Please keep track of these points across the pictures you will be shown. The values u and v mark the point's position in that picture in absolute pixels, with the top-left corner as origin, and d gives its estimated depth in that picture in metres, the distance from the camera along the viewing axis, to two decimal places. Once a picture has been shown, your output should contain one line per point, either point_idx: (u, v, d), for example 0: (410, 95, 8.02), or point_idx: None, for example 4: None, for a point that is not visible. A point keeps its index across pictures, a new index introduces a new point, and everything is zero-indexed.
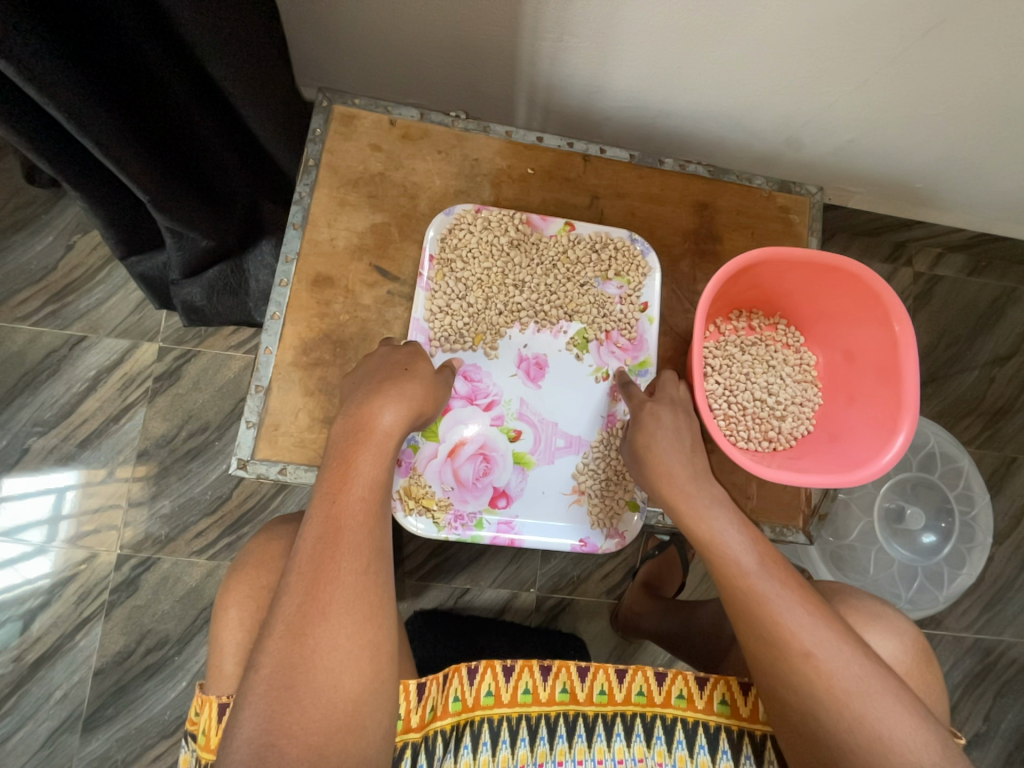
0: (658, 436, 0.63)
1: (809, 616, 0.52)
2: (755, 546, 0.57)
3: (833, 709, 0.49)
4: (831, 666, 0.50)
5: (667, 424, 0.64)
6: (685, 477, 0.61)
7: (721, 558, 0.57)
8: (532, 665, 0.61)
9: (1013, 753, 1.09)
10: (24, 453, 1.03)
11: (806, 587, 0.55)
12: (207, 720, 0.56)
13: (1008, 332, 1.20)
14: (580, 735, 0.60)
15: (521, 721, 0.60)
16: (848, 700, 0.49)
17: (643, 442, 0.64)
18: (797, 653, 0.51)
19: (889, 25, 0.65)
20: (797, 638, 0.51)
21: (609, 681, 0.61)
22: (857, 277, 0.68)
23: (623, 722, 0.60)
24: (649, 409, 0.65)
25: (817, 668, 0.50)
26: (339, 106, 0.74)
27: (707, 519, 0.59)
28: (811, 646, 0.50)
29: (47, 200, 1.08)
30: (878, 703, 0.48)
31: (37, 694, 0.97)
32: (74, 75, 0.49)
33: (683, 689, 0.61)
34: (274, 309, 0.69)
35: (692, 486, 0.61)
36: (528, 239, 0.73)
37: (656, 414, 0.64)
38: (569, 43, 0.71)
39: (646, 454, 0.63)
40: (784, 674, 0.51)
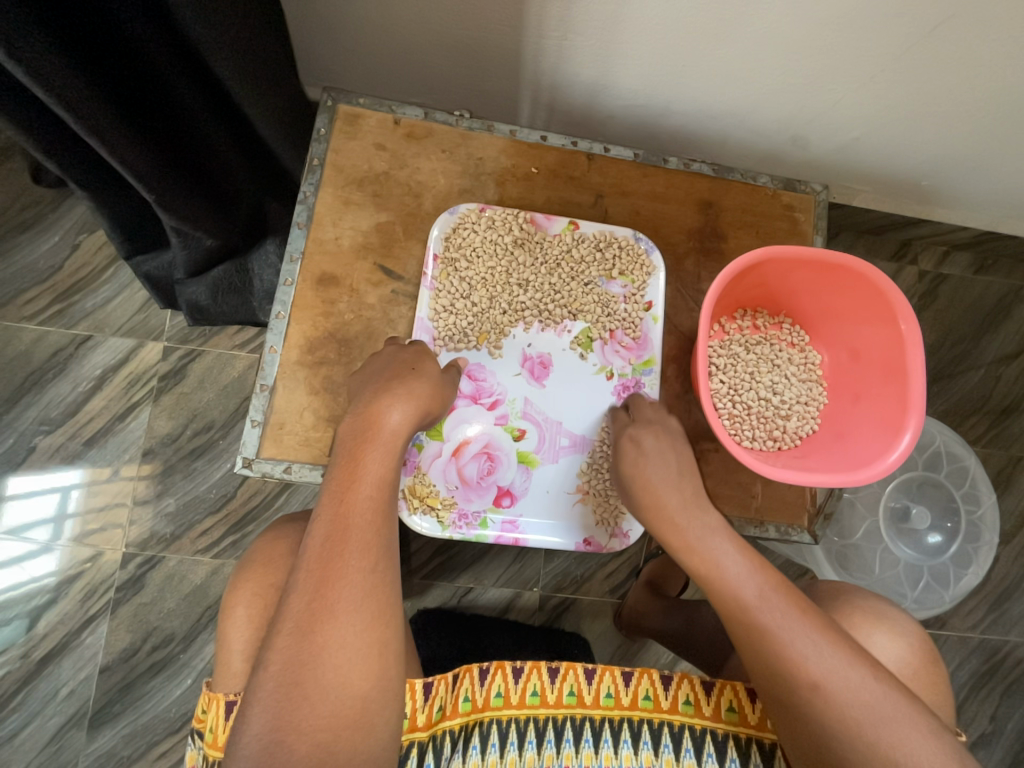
0: (646, 464, 0.64)
1: (813, 643, 0.52)
2: (753, 574, 0.57)
3: (847, 739, 0.49)
4: (840, 694, 0.49)
5: (651, 450, 0.65)
6: (676, 506, 0.62)
7: (722, 589, 0.57)
8: (540, 666, 0.61)
9: (1019, 753, 1.09)
10: (30, 452, 1.03)
11: (811, 610, 0.54)
12: (214, 718, 0.57)
13: (1014, 331, 1.19)
14: (587, 740, 0.59)
15: (529, 724, 0.60)
16: (861, 730, 0.48)
17: (632, 473, 0.64)
18: (806, 685, 0.50)
19: (894, 23, 0.64)
20: (803, 669, 0.51)
21: (615, 685, 0.61)
22: (862, 275, 0.68)
23: (629, 727, 0.60)
24: (629, 436, 0.66)
25: (827, 698, 0.49)
26: (343, 105, 0.74)
27: (703, 550, 0.59)
28: (819, 676, 0.50)
29: (53, 200, 1.08)
30: (892, 729, 0.48)
31: (43, 692, 0.98)
32: (79, 77, 0.49)
33: (689, 695, 0.61)
34: (279, 309, 0.69)
35: (682, 517, 0.61)
36: (532, 239, 0.73)
37: (637, 440, 0.66)
38: (572, 42, 0.71)
39: (639, 485, 0.63)
40: (795, 708, 0.51)
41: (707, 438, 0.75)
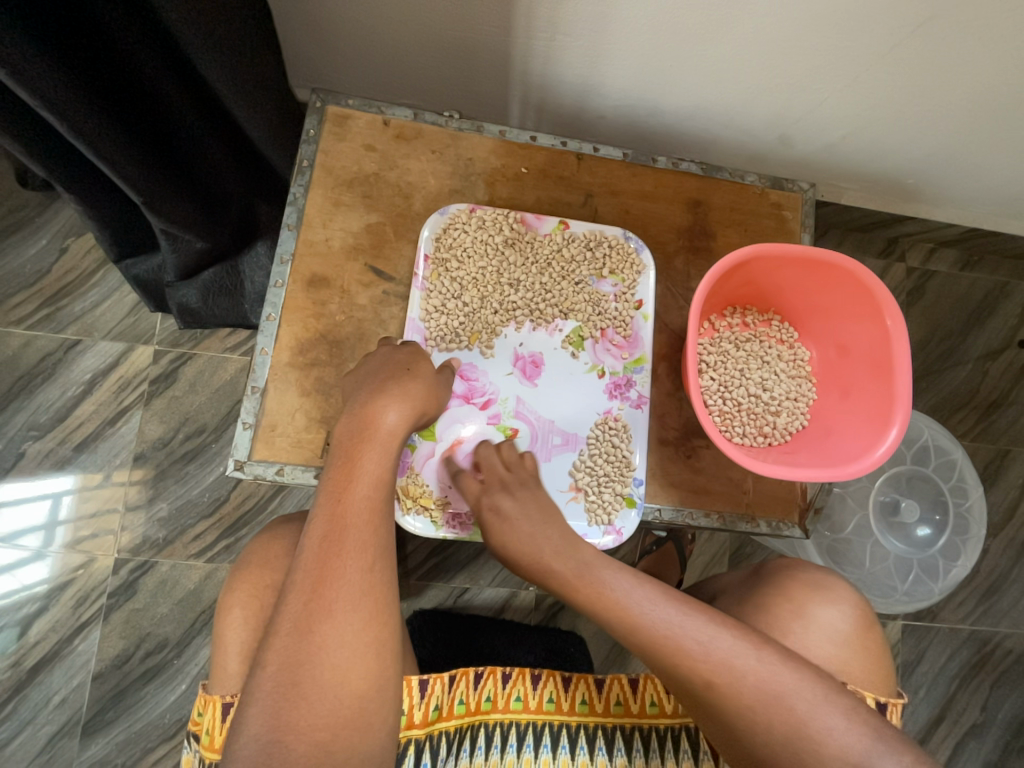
0: (513, 529, 0.61)
1: (699, 644, 0.51)
2: (638, 592, 0.55)
3: (747, 724, 0.50)
4: (734, 687, 0.50)
5: (510, 512, 0.61)
6: (549, 550, 0.59)
7: (608, 612, 0.55)
8: (525, 673, 0.62)
9: (1010, 743, 1.10)
10: (19, 458, 1.03)
11: (699, 607, 0.54)
12: (210, 721, 0.58)
13: (1001, 327, 1.21)
14: (563, 746, 0.61)
15: (512, 727, 0.61)
16: (756, 715, 0.50)
17: (502, 544, 0.61)
18: (699, 685, 0.51)
19: (877, 23, 0.65)
20: (696, 669, 0.51)
21: (590, 692, 0.62)
22: (849, 272, 0.69)
23: (603, 735, 0.61)
24: (489, 506, 0.62)
25: (720, 693, 0.51)
26: (332, 106, 0.74)
27: (588, 578, 0.56)
28: (709, 676, 0.51)
29: (40, 204, 1.08)
30: (784, 709, 0.50)
31: (35, 700, 0.97)
32: (65, 79, 0.49)
33: (653, 696, 0.62)
34: (270, 311, 0.69)
35: (556, 562, 0.58)
36: (523, 238, 0.73)
37: (496, 508, 0.62)
38: (561, 43, 0.71)
39: (513, 550, 0.60)
40: (699, 701, 0.52)
41: (699, 435, 0.75)
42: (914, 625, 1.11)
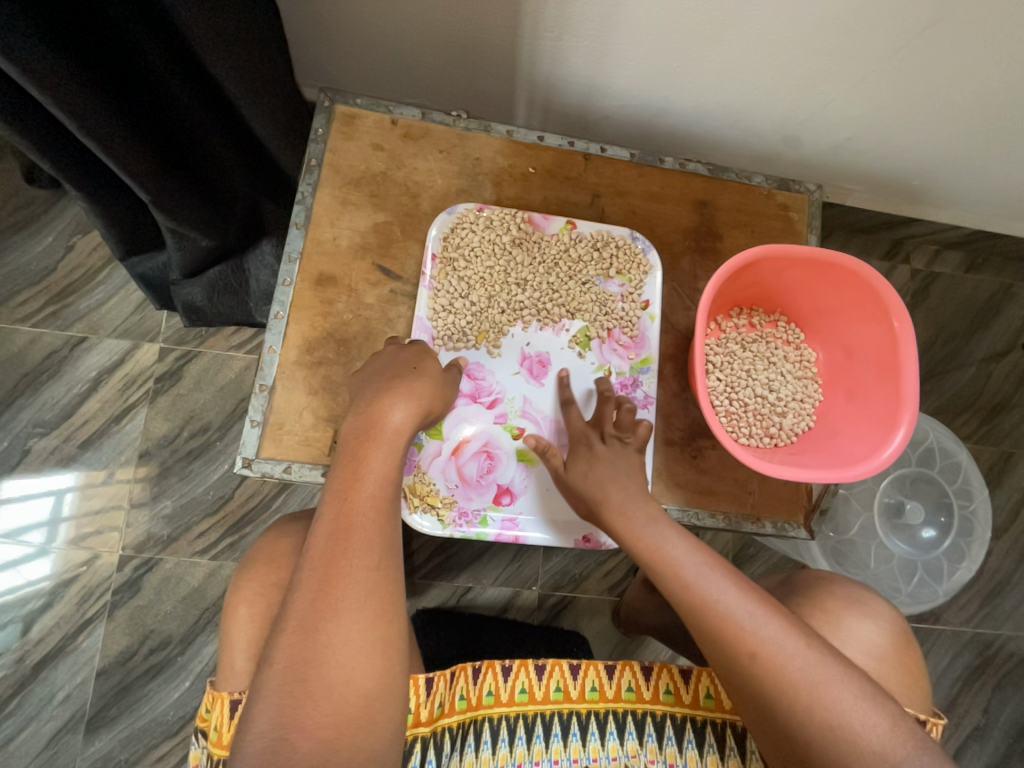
0: (595, 471, 0.63)
1: (749, 613, 0.52)
2: (695, 555, 0.56)
3: (788, 706, 0.49)
4: (777, 663, 0.50)
5: (602, 453, 0.65)
6: (620, 498, 0.60)
7: (663, 570, 0.56)
8: (526, 663, 0.62)
9: (1013, 746, 1.10)
10: (24, 454, 1.03)
11: (749, 584, 0.54)
12: (219, 717, 0.58)
13: (1005, 329, 1.21)
14: (575, 733, 0.61)
15: (518, 720, 0.61)
16: (800, 695, 0.49)
17: (583, 478, 0.63)
18: (743, 656, 0.51)
19: (884, 25, 0.65)
20: (741, 640, 0.51)
21: (599, 678, 0.62)
22: (856, 273, 0.69)
23: (615, 719, 0.62)
24: (585, 440, 0.66)
25: (764, 666, 0.50)
26: (340, 105, 0.74)
27: (647, 536, 0.58)
28: (756, 646, 0.51)
29: (46, 201, 1.08)
30: (828, 691, 0.49)
31: (39, 696, 0.97)
32: (75, 77, 0.49)
33: (669, 684, 0.62)
34: (277, 309, 0.69)
35: (629, 507, 0.60)
36: (530, 237, 0.74)
37: (591, 447, 0.65)
38: (568, 43, 0.72)
39: (585, 481, 0.63)
40: (740, 681, 0.51)
41: (704, 436, 0.75)
42: (916, 628, 1.11)
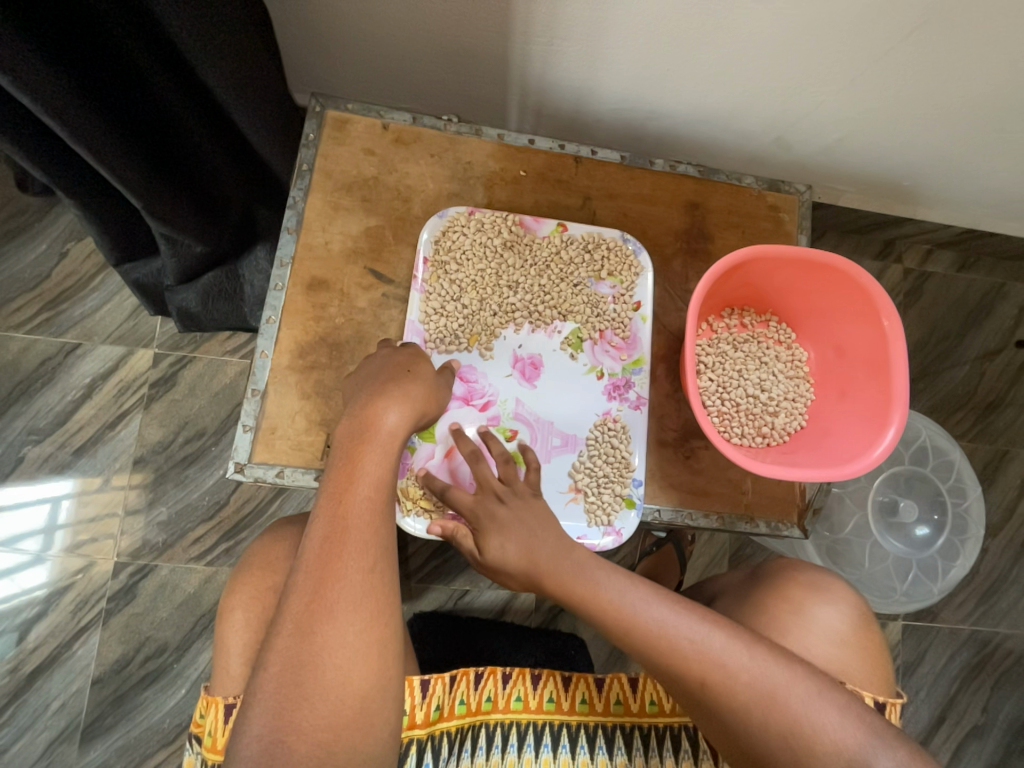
0: (505, 548, 0.59)
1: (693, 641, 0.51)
2: (632, 589, 0.54)
3: (747, 723, 0.49)
4: (727, 687, 0.50)
5: (505, 519, 0.61)
6: (547, 555, 0.58)
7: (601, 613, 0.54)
8: (525, 672, 0.62)
9: (1011, 744, 1.10)
10: (19, 462, 1.03)
11: (692, 606, 0.53)
12: (213, 721, 0.58)
13: (998, 327, 1.21)
14: (564, 745, 0.61)
15: (512, 726, 0.61)
16: (755, 712, 0.49)
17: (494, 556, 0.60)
18: (694, 684, 0.50)
19: (871, 26, 0.66)
20: (690, 668, 0.50)
21: (590, 691, 0.62)
22: (845, 273, 0.69)
23: (604, 733, 0.61)
24: (484, 515, 0.62)
25: (716, 692, 0.50)
26: (331, 110, 0.74)
27: (582, 579, 0.56)
28: (704, 674, 0.50)
29: (40, 209, 1.08)
30: (782, 702, 0.49)
31: (34, 705, 0.97)
32: (67, 85, 0.49)
33: (652, 695, 0.62)
34: (270, 314, 0.70)
35: (556, 565, 0.57)
36: (521, 241, 0.74)
37: (492, 515, 0.61)
38: (558, 47, 0.72)
39: (505, 555, 0.59)
40: (698, 704, 0.51)
41: (697, 436, 0.75)
42: (914, 626, 1.11)
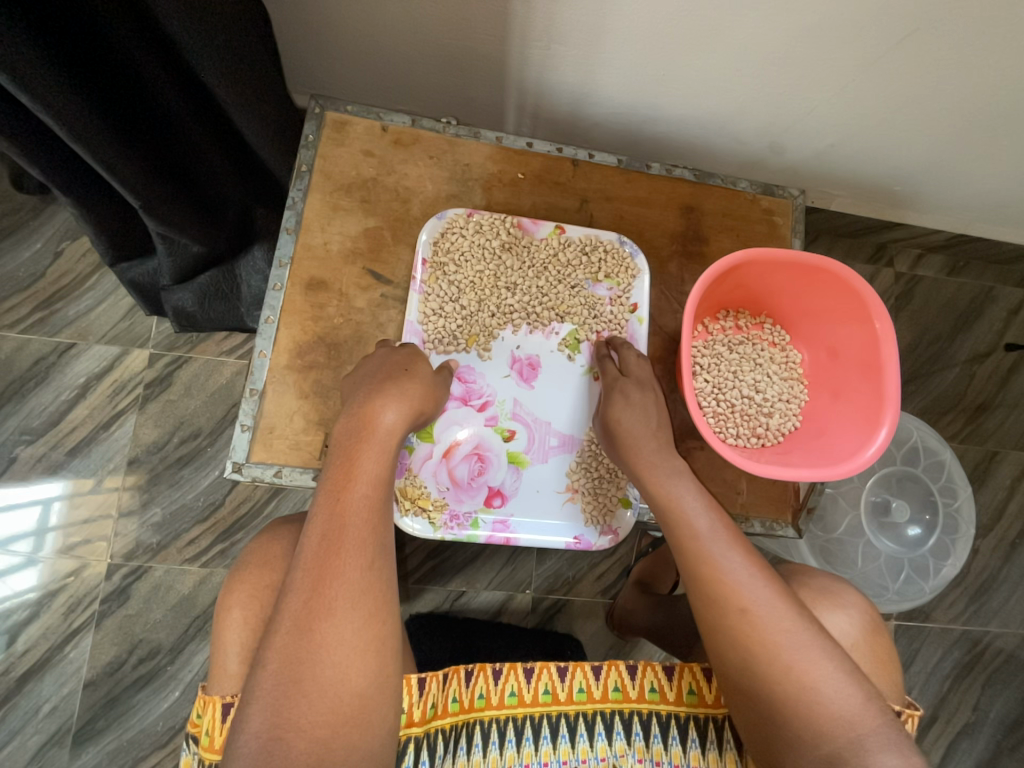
0: (628, 417, 0.65)
1: (749, 575, 0.55)
2: (709, 510, 0.60)
3: (765, 663, 0.52)
4: (764, 622, 0.52)
5: (636, 402, 0.66)
6: (650, 448, 0.64)
7: (676, 518, 0.60)
8: (515, 666, 0.63)
9: (1002, 742, 1.11)
10: (11, 462, 1.02)
11: (756, 551, 0.58)
12: (210, 721, 0.57)
13: (987, 331, 1.23)
14: (564, 735, 0.61)
15: (508, 723, 0.61)
16: (779, 654, 0.51)
17: (614, 420, 0.66)
18: (734, 609, 0.54)
19: (863, 34, 0.67)
20: (735, 597, 0.54)
21: (586, 680, 0.62)
22: (838, 276, 0.70)
23: (603, 720, 0.62)
24: (618, 387, 0.67)
25: (752, 623, 0.53)
26: (331, 112, 0.74)
27: (667, 484, 0.62)
28: (748, 603, 0.53)
29: (35, 208, 1.07)
30: (808, 658, 0.51)
31: (25, 709, 0.96)
32: (67, 84, 0.49)
33: (654, 682, 0.63)
34: (268, 313, 0.70)
35: (656, 456, 0.63)
36: (520, 242, 0.74)
37: (626, 392, 0.67)
38: (556, 51, 0.73)
39: (630, 426, 0.65)
40: (723, 632, 0.54)
41: (693, 437, 0.76)
42: (906, 626, 1.12)
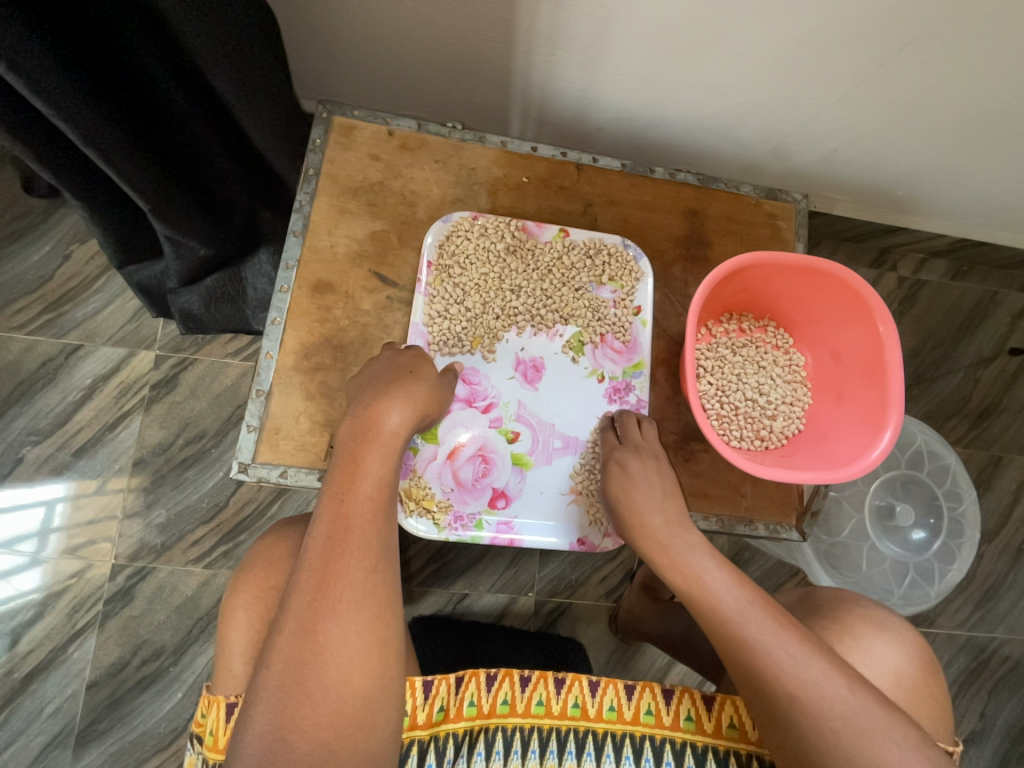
0: (632, 493, 0.66)
1: (790, 654, 0.54)
2: (735, 590, 0.59)
3: (827, 751, 0.50)
4: (815, 704, 0.51)
5: (636, 474, 0.67)
6: (658, 526, 0.65)
7: (705, 603, 0.60)
8: (546, 677, 0.62)
9: (1009, 750, 1.10)
10: (17, 463, 1.03)
11: (790, 621, 0.56)
12: (214, 721, 0.57)
13: (991, 335, 1.23)
14: (589, 752, 0.60)
15: (533, 733, 0.61)
16: (838, 739, 0.49)
17: (619, 496, 0.67)
18: (782, 696, 0.52)
19: (866, 39, 0.68)
20: (780, 681, 0.53)
21: (618, 698, 0.62)
22: (841, 279, 0.71)
23: (631, 742, 0.61)
24: (616, 460, 0.68)
25: (803, 709, 0.51)
26: (338, 117, 0.75)
27: (689, 567, 0.62)
28: (795, 688, 0.52)
29: (44, 210, 1.09)
30: (869, 738, 0.49)
31: (28, 709, 0.96)
32: (77, 88, 0.50)
33: (691, 710, 0.62)
34: (275, 315, 0.70)
35: (666, 538, 0.64)
36: (524, 245, 0.75)
37: (624, 465, 0.68)
38: (561, 57, 0.74)
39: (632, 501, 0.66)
40: (779, 721, 0.52)
41: (696, 439, 0.76)
42: None
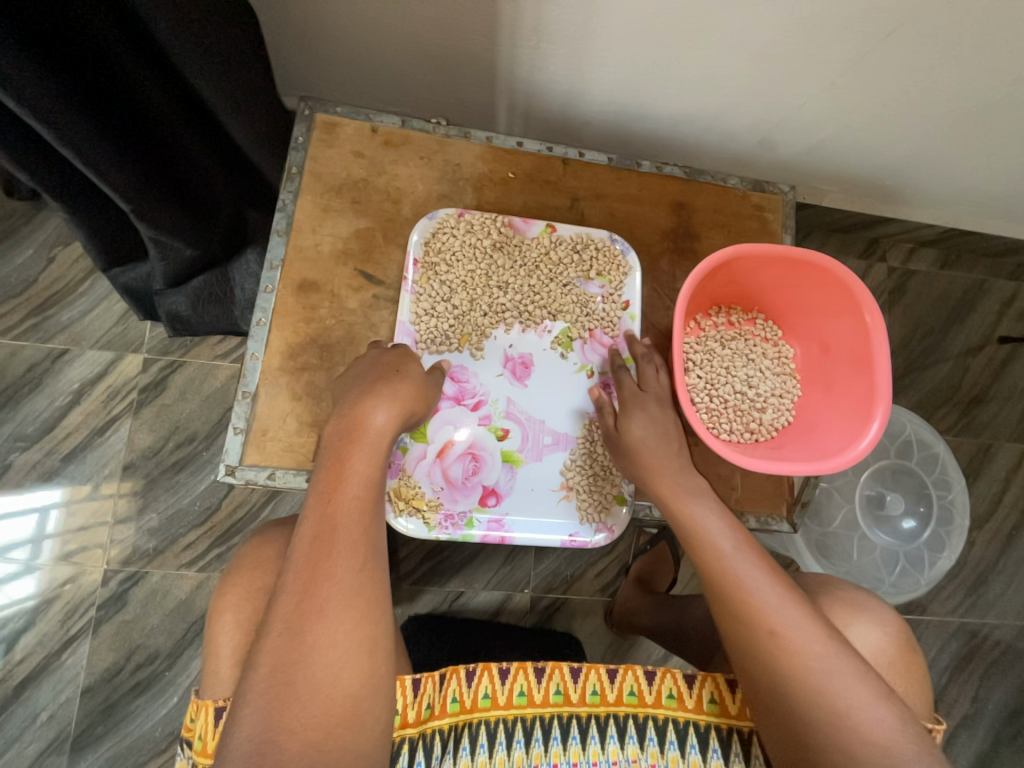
0: (646, 432, 0.67)
1: (777, 596, 0.55)
2: (733, 531, 0.60)
3: (796, 686, 0.51)
4: (795, 644, 0.52)
5: (650, 415, 0.68)
6: (667, 467, 0.65)
7: (699, 539, 0.60)
8: (526, 666, 0.62)
9: (1001, 734, 1.11)
10: (5, 469, 1.02)
11: (779, 569, 0.58)
12: (203, 726, 0.57)
13: (980, 323, 1.23)
14: (574, 736, 0.61)
15: (516, 724, 0.61)
16: (809, 677, 0.51)
17: (631, 434, 0.67)
18: (763, 630, 0.53)
19: (850, 29, 0.67)
20: (763, 618, 0.54)
21: (600, 681, 0.62)
22: (827, 270, 0.71)
23: (616, 724, 0.61)
24: (634, 404, 0.69)
25: (781, 645, 0.52)
26: (321, 114, 0.75)
27: (689, 505, 0.62)
28: (777, 624, 0.53)
29: (27, 213, 1.07)
30: (842, 681, 0.50)
31: (22, 716, 0.96)
32: (54, 89, 0.49)
33: (672, 688, 0.62)
34: (260, 316, 0.70)
35: (674, 476, 0.64)
36: (511, 241, 0.74)
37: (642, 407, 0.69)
38: (545, 51, 0.73)
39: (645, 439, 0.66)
40: (754, 654, 0.54)
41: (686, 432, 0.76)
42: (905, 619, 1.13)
